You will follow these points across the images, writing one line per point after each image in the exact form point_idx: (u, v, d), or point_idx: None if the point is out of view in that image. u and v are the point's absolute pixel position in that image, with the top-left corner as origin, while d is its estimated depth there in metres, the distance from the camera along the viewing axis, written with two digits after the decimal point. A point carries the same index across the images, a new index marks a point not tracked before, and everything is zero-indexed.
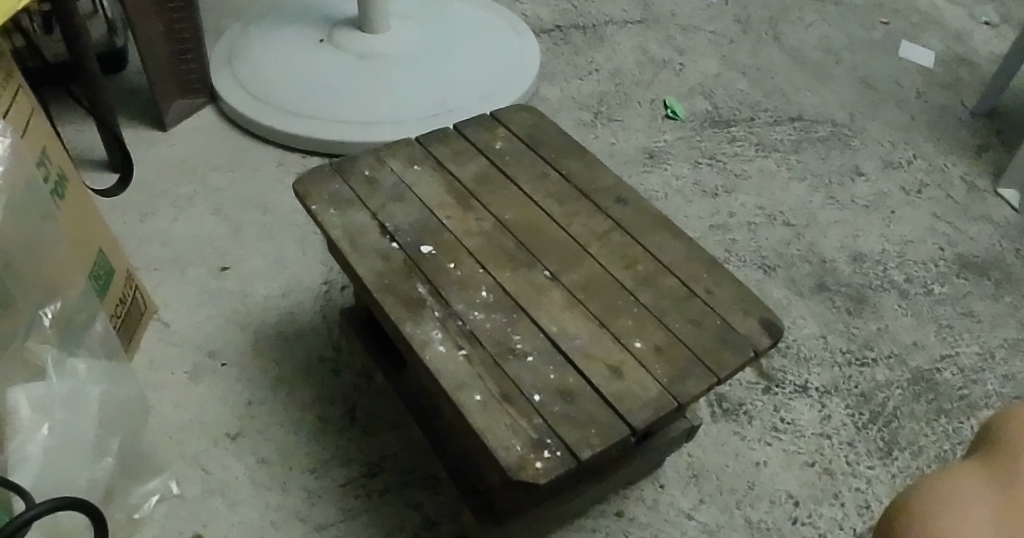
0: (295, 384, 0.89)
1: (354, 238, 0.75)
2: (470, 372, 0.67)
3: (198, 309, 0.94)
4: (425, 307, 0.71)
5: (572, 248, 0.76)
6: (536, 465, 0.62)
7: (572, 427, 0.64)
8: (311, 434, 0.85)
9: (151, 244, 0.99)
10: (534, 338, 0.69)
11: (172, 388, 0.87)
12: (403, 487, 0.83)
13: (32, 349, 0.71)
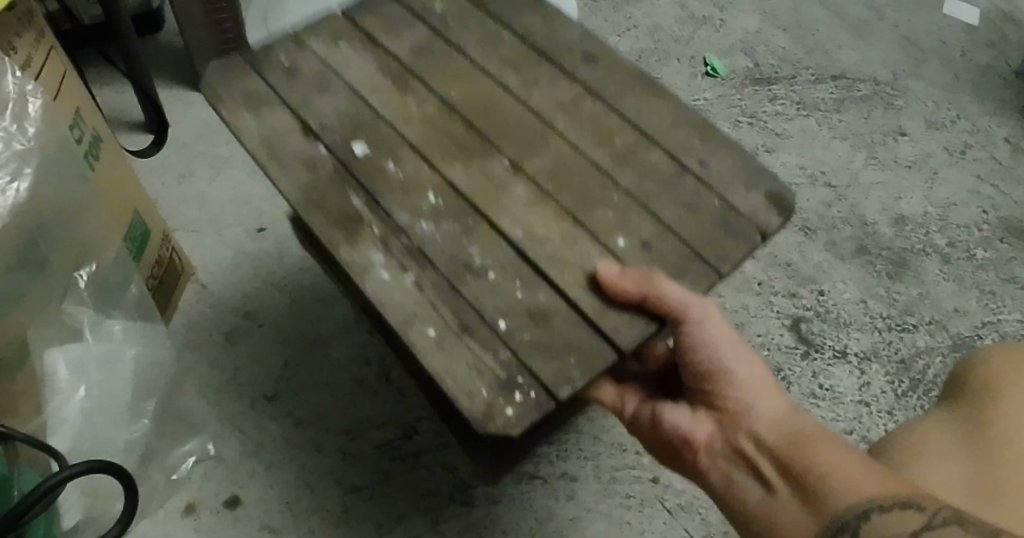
0: (331, 345, 0.88)
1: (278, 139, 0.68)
2: (420, 300, 0.61)
3: (236, 270, 0.93)
4: (364, 223, 0.64)
5: (535, 126, 0.70)
6: (506, 412, 0.57)
7: (546, 359, 0.59)
8: (348, 395, 0.85)
9: (188, 205, 0.99)
10: (493, 249, 0.64)
11: (210, 349, 0.87)
12: (438, 449, 0.83)
13: (69, 312, 0.71)
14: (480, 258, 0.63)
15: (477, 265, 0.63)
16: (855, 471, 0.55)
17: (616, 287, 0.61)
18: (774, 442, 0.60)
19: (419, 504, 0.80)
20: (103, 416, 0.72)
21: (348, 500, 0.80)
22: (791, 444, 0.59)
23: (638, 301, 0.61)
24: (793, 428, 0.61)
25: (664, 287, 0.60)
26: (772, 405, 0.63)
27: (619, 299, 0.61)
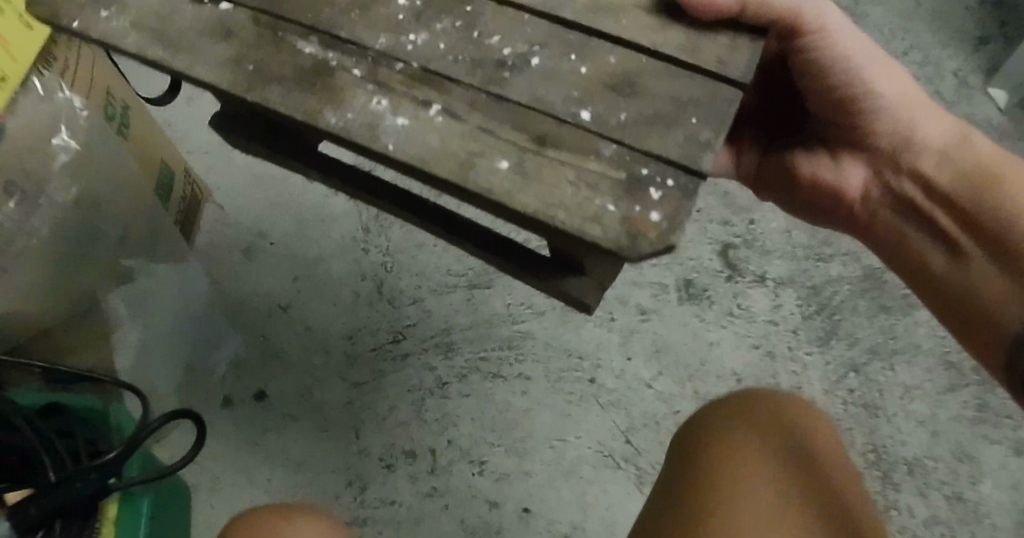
0: (333, 261, 1.07)
1: (169, 17, 0.61)
2: (467, 132, 0.57)
3: (248, 194, 1.10)
4: (338, 69, 0.59)
5: None
6: (648, 221, 0.53)
7: (654, 129, 0.56)
8: (348, 305, 1.05)
9: (197, 128, 1.14)
10: (520, 25, 0.59)
11: (232, 265, 1.06)
12: (421, 352, 1.03)
13: (119, 258, 0.86)
14: (509, 50, 0.59)
15: (506, 59, 0.58)
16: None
17: (696, 1, 0.58)
18: (941, 178, 0.71)
19: (406, 396, 1.01)
20: (145, 321, 0.89)
21: (351, 393, 1.00)
22: (965, 170, 0.70)
23: (730, 10, 0.59)
24: (959, 149, 0.71)
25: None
26: (930, 122, 0.72)
27: (698, 13, 0.59)
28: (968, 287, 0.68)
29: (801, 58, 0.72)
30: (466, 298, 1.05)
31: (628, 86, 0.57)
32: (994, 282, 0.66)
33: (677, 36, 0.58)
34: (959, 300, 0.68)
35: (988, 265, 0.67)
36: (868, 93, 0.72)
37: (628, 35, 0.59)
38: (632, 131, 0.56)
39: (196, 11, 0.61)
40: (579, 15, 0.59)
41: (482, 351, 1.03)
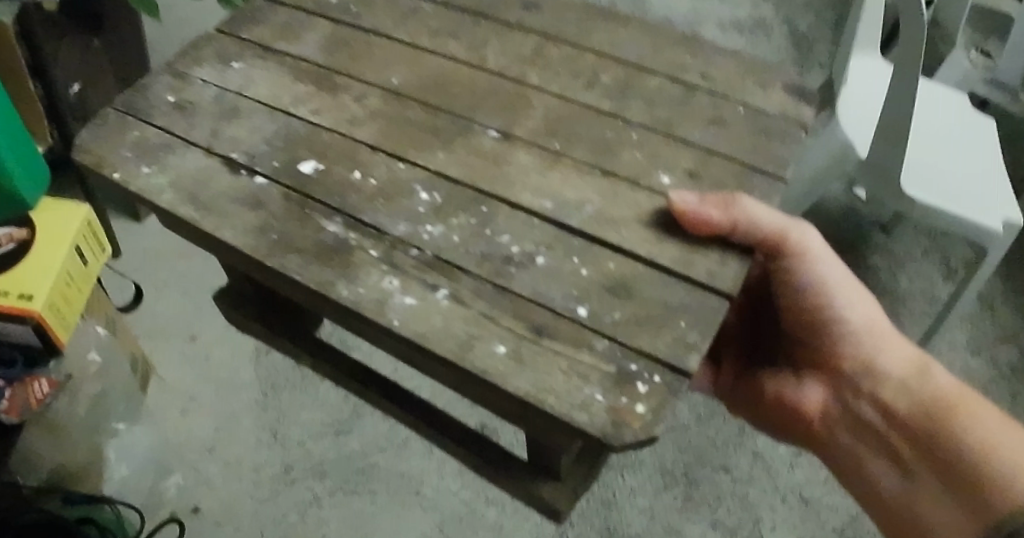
0: (244, 416, 1.52)
1: (198, 186, 0.93)
2: (465, 316, 0.82)
3: (181, 368, 1.57)
4: (357, 248, 0.88)
5: (505, 91, 1.04)
6: (632, 410, 0.75)
7: (644, 324, 0.82)
8: (254, 445, 1.49)
9: (144, 320, 1.62)
10: (518, 227, 0.90)
11: (171, 421, 1.51)
12: (304, 477, 1.47)
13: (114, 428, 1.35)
14: (516, 248, 0.88)
15: (514, 255, 0.87)
16: (996, 437, 0.88)
17: (692, 214, 0.88)
18: (899, 404, 0.98)
19: (294, 508, 1.44)
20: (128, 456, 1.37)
21: (256, 507, 1.43)
22: (920, 401, 0.96)
23: (729, 227, 0.87)
24: (916, 384, 0.98)
25: (744, 218, 0.87)
26: (890, 359, 1.01)
27: (692, 226, 0.88)
28: (912, 499, 0.93)
29: (784, 279, 1.02)
30: (334, 439, 1.51)
31: (623, 289, 0.84)
32: (937, 501, 0.91)
33: (672, 250, 0.87)
34: (907, 522, 0.93)
35: (928, 483, 0.92)
36: (843, 326, 1.02)
37: (621, 237, 0.88)
38: (622, 330, 0.81)
39: (234, 179, 0.94)
40: (584, 224, 0.90)
41: (344, 475, 1.47)
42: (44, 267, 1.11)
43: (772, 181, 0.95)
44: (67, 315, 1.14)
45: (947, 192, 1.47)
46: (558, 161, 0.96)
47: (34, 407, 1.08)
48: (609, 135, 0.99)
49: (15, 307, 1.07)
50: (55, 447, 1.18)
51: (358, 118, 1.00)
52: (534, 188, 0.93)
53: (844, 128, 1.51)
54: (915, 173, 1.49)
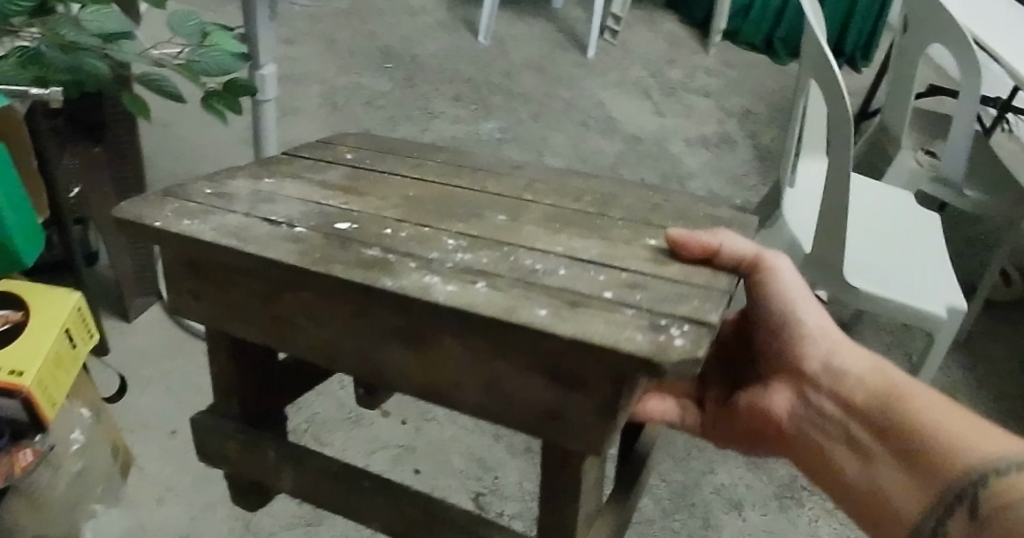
0: (220, 506, 1.52)
1: (244, 231, 0.81)
2: (504, 297, 0.72)
3: (161, 459, 1.57)
4: (393, 264, 0.76)
5: (517, 197, 0.93)
6: (674, 344, 0.67)
7: (676, 305, 0.72)
8: (227, 535, 1.48)
9: (129, 413, 1.64)
10: (550, 260, 0.78)
11: (147, 509, 1.49)
12: None
13: (87, 509, 1.34)
14: (541, 265, 0.77)
15: (536, 267, 0.76)
16: (929, 417, 0.75)
17: (685, 242, 0.81)
18: (857, 397, 0.83)
19: None
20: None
21: None
22: (875, 392, 0.82)
23: (715, 246, 0.82)
24: (874, 378, 0.84)
25: (727, 240, 0.82)
26: (851, 358, 0.87)
27: (684, 250, 0.81)
28: (874, 489, 0.77)
29: (747, 285, 0.91)
30: (306, 529, 1.49)
31: (638, 286, 0.75)
32: (903, 486, 0.75)
33: (677, 270, 0.79)
34: (884, 513, 0.76)
35: (887, 472, 0.77)
36: (796, 328, 0.90)
37: (627, 263, 0.79)
38: (660, 305, 0.72)
39: (272, 229, 0.81)
40: (601, 255, 0.79)
41: None
42: (35, 348, 1.17)
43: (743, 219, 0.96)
44: (53, 393, 1.20)
45: (892, 279, 1.57)
46: (565, 229, 0.85)
47: (17, 473, 1.15)
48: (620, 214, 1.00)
49: (5, 382, 1.13)
50: (27, 519, 1.22)
51: (368, 189, 0.93)
52: (550, 239, 0.82)
53: (790, 226, 1.64)
54: (862, 264, 1.60)
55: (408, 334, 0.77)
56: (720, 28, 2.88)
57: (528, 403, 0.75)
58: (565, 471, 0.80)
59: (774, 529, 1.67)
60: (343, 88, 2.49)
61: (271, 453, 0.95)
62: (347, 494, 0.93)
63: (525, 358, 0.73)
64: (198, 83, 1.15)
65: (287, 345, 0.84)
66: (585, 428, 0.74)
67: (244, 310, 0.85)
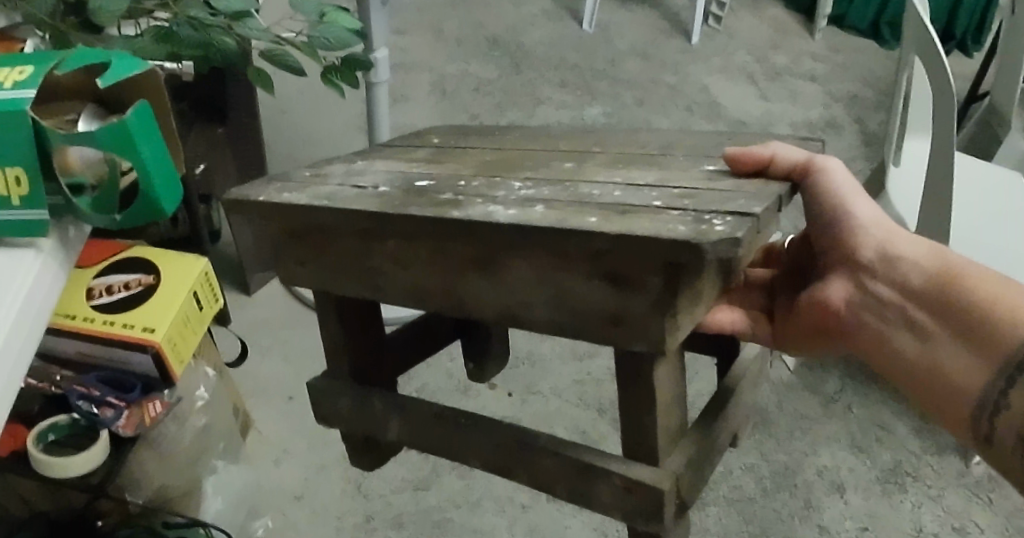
0: (331, 469, 1.59)
1: (331, 195, 0.82)
2: (558, 212, 0.71)
3: (279, 422, 1.67)
4: (461, 201, 0.76)
5: (580, 149, 0.93)
6: (714, 230, 0.66)
7: (718, 206, 0.72)
8: (338, 496, 1.55)
9: (247, 379, 1.74)
10: (607, 188, 0.77)
11: (264, 468, 1.58)
12: (383, 526, 1.51)
13: (210, 464, 1.44)
14: (599, 190, 0.76)
15: (597, 193, 0.76)
16: (991, 291, 0.70)
17: (744, 155, 0.82)
18: (915, 281, 0.75)
19: None
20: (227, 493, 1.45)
21: None
22: (935, 275, 0.75)
23: (766, 160, 0.82)
24: (933, 262, 0.76)
25: (780, 149, 0.83)
26: (909, 245, 0.78)
27: (743, 166, 0.82)
28: (939, 372, 0.72)
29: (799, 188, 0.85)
30: (412, 494, 1.55)
31: (687, 197, 0.74)
32: (969, 367, 0.70)
33: (737, 185, 0.78)
34: (949, 396, 0.71)
35: (952, 355, 0.71)
36: (847, 220, 0.82)
37: (683, 182, 0.78)
38: (703, 205, 0.72)
39: (358, 193, 0.82)
40: (660, 180, 0.79)
41: (424, 527, 1.51)
42: (165, 308, 1.27)
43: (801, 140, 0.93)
44: (181, 352, 1.29)
45: (995, 260, 1.52)
46: (625, 164, 0.85)
47: (146, 423, 1.23)
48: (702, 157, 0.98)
49: (138, 337, 1.23)
50: (159, 470, 1.33)
51: (446, 158, 0.94)
52: (613, 174, 0.82)
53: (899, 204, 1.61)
54: (964, 243, 1.55)
55: (473, 255, 0.78)
56: (827, 13, 2.82)
57: (590, 310, 0.75)
58: (641, 381, 0.82)
59: (878, 513, 1.63)
60: (452, 77, 2.56)
61: (378, 404, 0.98)
62: (448, 435, 0.94)
63: (582, 266, 0.73)
64: (317, 58, 1.22)
65: (381, 293, 0.87)
66: (646, 327, 0.73)
67: (336, 263, 0.88)
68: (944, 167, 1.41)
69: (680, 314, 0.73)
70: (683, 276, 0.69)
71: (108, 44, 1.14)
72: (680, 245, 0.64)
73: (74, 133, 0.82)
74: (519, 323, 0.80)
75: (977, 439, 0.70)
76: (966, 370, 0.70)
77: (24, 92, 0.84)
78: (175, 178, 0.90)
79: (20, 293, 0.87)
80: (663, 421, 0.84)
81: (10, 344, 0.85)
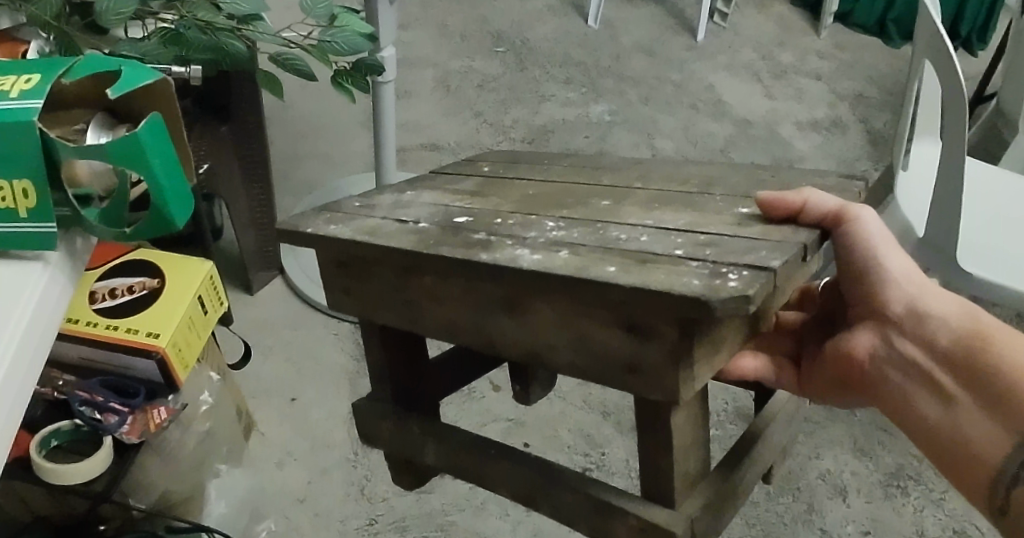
0: (334, 471, 1.58)
1: (377, 229, 0.86)
2: (579, 258, 0.73)
3: (281, 425, 1.66)
4: (492, 242, 0.79)
5: (621, 186, 0.96)
6: (727, 286, 0.65)
7: (736, 256, 0.71)
8: (341, 498, 1.54)
9: (249, 380, 1.74)
10: (637, 231, 0.79)
11: (266, 471, 1.58)
12: (385, 530, 1.50)
13: (214, 468, 1.43)
14: (628, 234, 0.78)
15: (623, 237, 0.77)
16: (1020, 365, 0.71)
17: (776, 201, 0.80)
18: (941, 342, 0.77)
19: None
20: (229, 497, 1.44)
21: None
22: (962, 335, 0.76)
23: (799, 206, 0.80)
24: (960, 322, 0.77)
25: (812, 195, 0.81)
26: (937, 301, 0.79)
27: (774, 213, 0.81)
28: (960, 440, 0.73)
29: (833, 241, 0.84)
30: (415, 498, 1.55)
31: (712, 244, 0.75)
32: (990, 435, 0.71)
33: (759, 230, 0.78)
34: (965, 460, 0.72)
35: (974, 424, 0.72)
36: (876, 272, 0.82)
37: (710, 227, 0.79)
38: (721, 256, 0.71)
39: (399, 227, 0.86)
40: (688, 222, 0.81)
41: (426, 531, 1.50)
42: (169, 316, 1.26)
43: (847, 179, 0.95)
44: (186, 358, 1.28)
45: (1004, 268, 1.50)
46: (661, 206, 0.87)
47: (152, 430, 1.21)
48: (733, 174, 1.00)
49: (143, 343, 1.22)
50: (161, 475, 1.31)
51: (492, 192, 0.97)
52: (646, 215, 0.84)
53: (904, 209, 1.60)
54: (972, 250, 1.54)
55: (502, 295, 0.79)
56: (832, 11, 2.80)
57: (608, 355, 0.75)
58: (659, 424, 0.82)
59: (879, 516, 1.63)
60: (456, 72, 2.54)
61: (417, 427, 1.00)
62: (484, 462, 0.96)
63: (601, 313, 0.73)
64: (327, 63, 1.22)
65: (418, 325, 0.88)
66: (662, 375, 0.73)
67: (373, 296, 0.90)
68: (952, 176, 1.39)
69: (695, 364, 0.73)
70: (697, 326, 0.70)
71: (114, 47, 1.13)
72: (690, 302, 0.64)
73: (87, 147, 0.82)
74: (542, 362, 0.81)
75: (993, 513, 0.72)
76: (989, 441, 0.71)
77: (32, 102, 0.82)
78: (184, 186, 0.91)
79: (26, 310, 0.85)
80: (680, 464, 0.85)
81: (18, 361, 0.82)
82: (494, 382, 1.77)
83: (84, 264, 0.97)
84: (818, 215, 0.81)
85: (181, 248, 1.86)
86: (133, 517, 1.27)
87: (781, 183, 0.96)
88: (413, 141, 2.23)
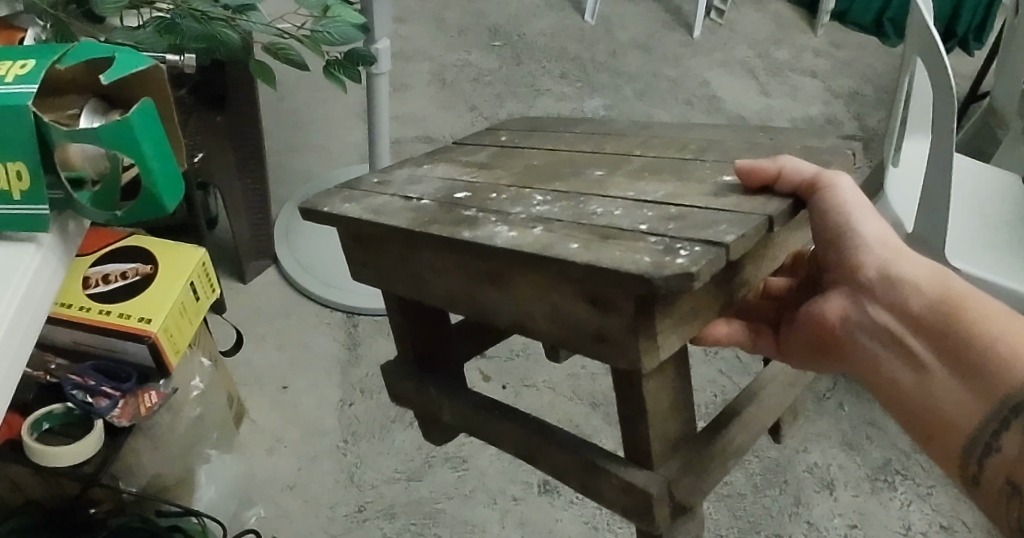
0: (325, 458, 1.60)
1: (381, 208, 0.90)
2: (549, 236, 0.77)
3: (272, 412, 1.67)
4: (476, 219, 0.83)
5: (617, 154, 0.97)
6: (674, 263, 0.69)
7: (693, 231, 0.74)
8: (332, 484, 1.56)
9: (242, 367, 1.75)
10: (614, 204, 0.82)
11: (258, 456, 1.59)
12: (374, 517, 1.51)
13: (205, 452, 1.45)
14: (606, 209, 0.81)
15: (597, 212, 0.81)
16: (984, 325, 0.72)
17: (751, 171, 0.85)
18: (914, 307, 0.77)
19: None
20: (219, 482, 1.46)
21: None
22: (932, 299, 0.77)
23: (773, 174, 0.85)
24: (932, 286, 0.78)
25: (787, 163, 0.84)
26: (908, 265, 0.80)
27: (750, 182, 0.85)
28: (926, 401, 0.75)
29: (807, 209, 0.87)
30: (406, 484, 1.56)
31: (678, 218, 0.77)
32: (959, 399, 0.73)
33: (730, 202, 0.81)
34: (940, 427, 0.74)
35: (937, 385, 0.74)
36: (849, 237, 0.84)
37: (686, 200, 0.82)
38: (679, 231, 0.74)
39: (403, 204, 0.90)
40: (667, 195, 0.83)
41: (412, 518, 1.51)
42: (162, 299, 1.28)
43: (829, 151, 0.96)
44: (178, 342, 1.30)
45: (991, 264, 1.51)
46: (648, 176, 0.89)
47: (143, 414, 1.23)
48: (716, 142, 1.02)
49: (135, 328, 1.23)
50: (151, 458, 1.33)
51: (502, 161, 1.00)
52: (627, 186, 0.86)
53: (894, 204, 1.61)
54: (960, 247, 1.55)
55: (486, 269, 0.83)
56: (828, 9, 2.81)
57: (577, 325, 0.79)
58: (631, 390, 0.85)
59: (866, 510, 1.64)
60: (452, 65, 2.55)
61: (432, 388, 1.06)
62: (488, 422, 1.02)
63: (569, 286, 0.77)
64: (321, 53, 1.24)
65: (423, 292, 0.92)
66: (623, 345, 0.76)
67: (384, 266, 0.94)
68: (939, 170, 1.41)
69: (654, 337, 0.76)
70: (654, 301, 0.73)
71: (109, 35, 1.14)
72: (635, 278, 0.68)
73: (80, 131, 0.84)
74: (527, 331, 0.84)
75: (966, 476, 0.74)
76: (954, 399, 0.73)
77: (27, 87, 0.84)
78: (176, 172, 0.93)
79: (19, 289, 0.87)
80: (656, 430, 0.88)
81: (11, 339, 0.84)
82: (484, 372, 1.79)
83: (75, 248, 0.98)
84: (795, 181, 0.84)
85: (174, 235, 1.88)
86: (125, 501, 1.30)
87: (766, 151, 0.98)
88: (408, 133, 2.25)
